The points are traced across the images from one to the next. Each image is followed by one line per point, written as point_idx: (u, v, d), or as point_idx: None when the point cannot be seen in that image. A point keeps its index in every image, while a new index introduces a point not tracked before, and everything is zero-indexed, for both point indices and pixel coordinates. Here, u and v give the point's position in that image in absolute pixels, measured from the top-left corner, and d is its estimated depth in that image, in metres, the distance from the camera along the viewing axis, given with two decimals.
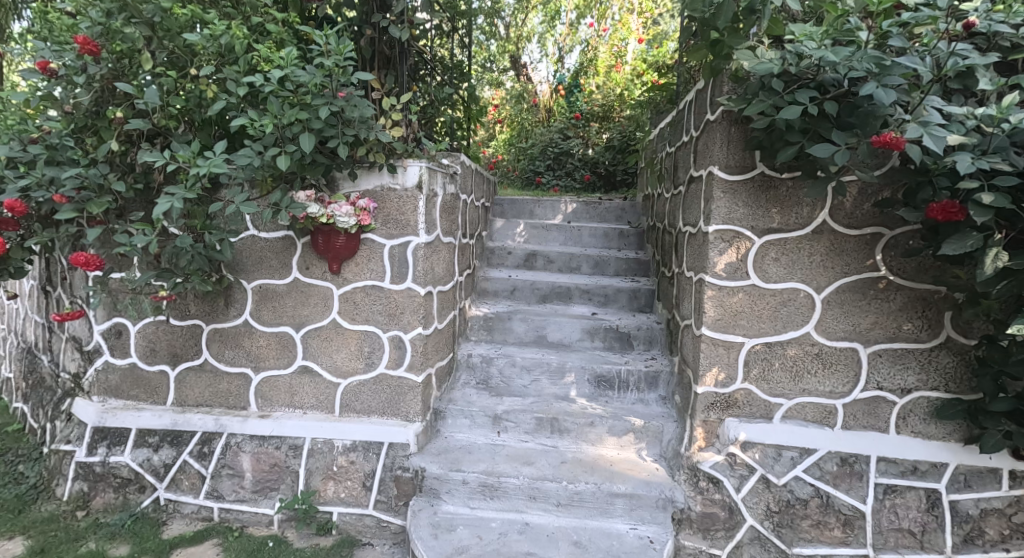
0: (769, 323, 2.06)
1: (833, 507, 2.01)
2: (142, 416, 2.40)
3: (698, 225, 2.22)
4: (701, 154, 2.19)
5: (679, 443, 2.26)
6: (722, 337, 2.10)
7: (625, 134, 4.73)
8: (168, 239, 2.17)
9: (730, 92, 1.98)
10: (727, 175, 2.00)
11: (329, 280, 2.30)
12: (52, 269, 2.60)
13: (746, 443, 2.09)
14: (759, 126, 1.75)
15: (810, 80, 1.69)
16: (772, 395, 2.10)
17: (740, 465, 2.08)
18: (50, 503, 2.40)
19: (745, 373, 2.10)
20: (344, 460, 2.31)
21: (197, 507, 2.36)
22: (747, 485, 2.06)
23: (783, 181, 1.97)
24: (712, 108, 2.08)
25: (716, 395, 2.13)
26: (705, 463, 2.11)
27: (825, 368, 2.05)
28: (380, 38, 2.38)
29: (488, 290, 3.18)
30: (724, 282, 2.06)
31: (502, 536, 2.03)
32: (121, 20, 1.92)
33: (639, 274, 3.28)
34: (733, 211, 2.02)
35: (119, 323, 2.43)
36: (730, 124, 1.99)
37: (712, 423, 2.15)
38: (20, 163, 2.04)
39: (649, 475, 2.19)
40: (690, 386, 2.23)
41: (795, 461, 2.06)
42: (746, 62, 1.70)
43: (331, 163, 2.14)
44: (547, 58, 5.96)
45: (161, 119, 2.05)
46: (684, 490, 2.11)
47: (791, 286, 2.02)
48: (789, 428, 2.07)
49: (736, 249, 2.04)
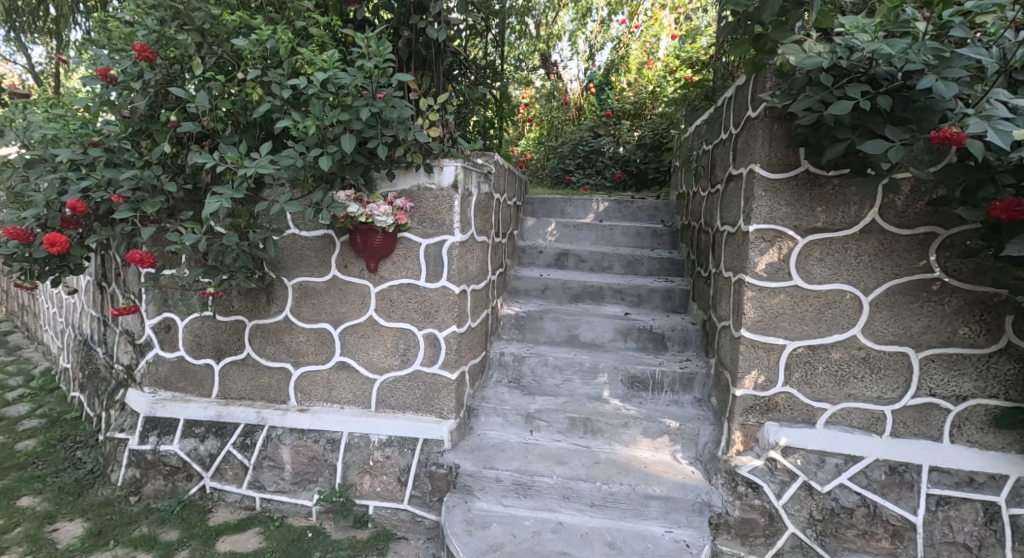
0: (812, 325, 2.01)
1: (881, 517, 1.96)
2: (189, 407, 2.49)
3: (737, 225, 2.18)
4: (740, 151, 2.16)
5: (715, 447, 2.23)
6: (761, 339, 2.06)
7: (657, 132, 4.71)
8: (216, 237, 2.24)
9: (773, 88, 1.94)
10: (769, 173, 1.97)
11: (367, 278, 2.35)
12: (107, 266, 2.72)
13: (787, 449, 2.05)
14: (806, 122, 1.71)
15: (861, 74, 1.65)
16: (814, 400, 2.05)
17: (781, 470, 2.04)
18: (105, 488, 2.52)
19: (786, 376, 2.06)
20: (380, 454, 2.36)
21: (240, 496, 2.44)
22: (788, 491, 2.02)
23: (829, 179, 1.92)
24: (753, 105, 2.04)
25: (756, 399, 2.09)
26: (744, 467, 2.08)
27: (872, 373, 1.99)
28: (417, 39, 2.40)
29: (519, 289, 3.18)
30: (764, 283, 2.02)
31: (536, 534, 2.04)
32: (175, 28, 2.01)
33: (672, 274, 3.24)
34: (776, 211, 1.98)
35: (168, 318, 2.53)
36: (773, 121, 1.95)
37: (752, 427, 2.11)
38: (82, 165, 2.15)
39: (685, 478, 2.17)
40: (728, 389, 2.19)
41: (839, 468, 2.01)
42: (792, 56, 1.67)
43: (370, 163, 2.17)
44: (578, 56, 5.86)
45: (210, 121, 2.13)
46: (722, 494, 2.08)
47: (836, 288, 1.97)
48: (832, 433, 2.02)
49: (778, 249, 1.99)
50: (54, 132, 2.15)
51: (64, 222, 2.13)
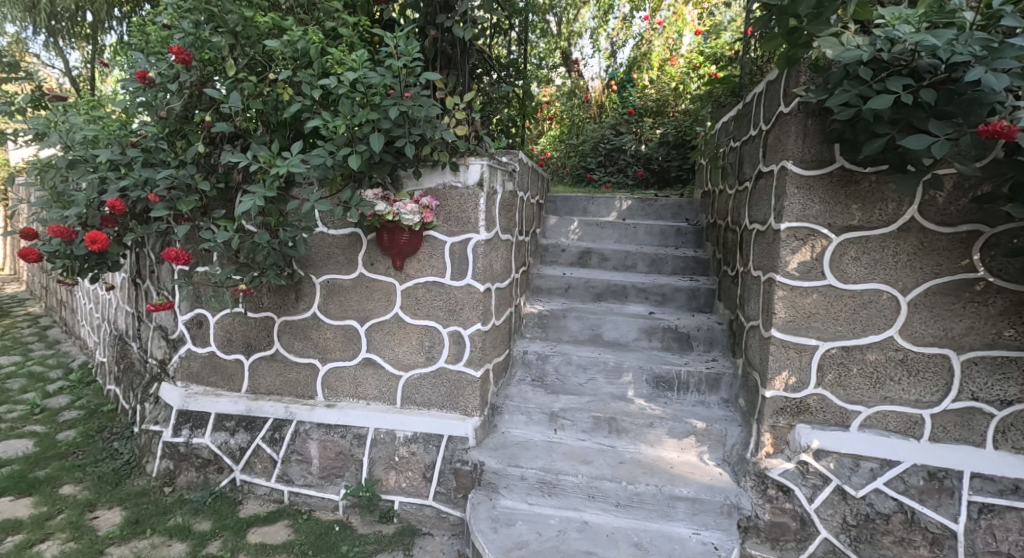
0: (846, 325, 1.97)
1: (919, 525, 1.91)
2: (219, 401, 2.54)
3: (768, 222, 2.14)
4: (771, 148, 2.12)
5: (744, 448, 2.20)
6: (792, 340, 2.02)
7: (680, 129, 4.65)
8: (246, 235, 2.28)
9: (808, 82, 1.90)
10: (801, 169, 1.93)
11: (393, 276, 2.37)
12: (142, 263, 2.79)
13: (820, 452, 2.01)
14: (843, 117, 1.67)
15: (903, 67, 1.60)
16: (848, 403, 2.00)
17: (813, 474, 2.01)
18: (141, 478, 2.59)
19: (819, 378, 2.02)
20: (404, 450, 2.38)
21: (269, 489, 2.48)
22: (820, 496, 1.99)
23: (865, 176, 1.88)
24: (786, 100, 2.00)
25: (786, 400, 2.06)
26: (774, 470, 2.05)
27: (910, 376, 1.94)
28: (443, 38, 2.40)
29: (541, 287, 3.17)
30: (796, 282, 1.99)
31: (561, 534, 2.03)
32: (209, 30, 2.05)
33: (698, 272, 3.20)
34: (808, 208, 1.94)
35: (200, 314, 2.58)
36: (806, 116, 1.91)
37: (782, 429, 2.07)
38: (120, 165, 2.21)
39: (712, 480, 2.15)
40: (758, 390, 2.16)
41: (875, 473, 1.97)
42: (829, 50, 1.64)
43: (397, 163, 2.19)
44: (600, 53, 5.82)
45: (242, 121, 2.17)
46: (752, 497, 2.05)
47: (873, 287, 1.93)
48: (865, 437, 1.98)
49: (810, 247, 1.96)
50: (94, 133, 2.22)
51: (103, 221, 2.19)
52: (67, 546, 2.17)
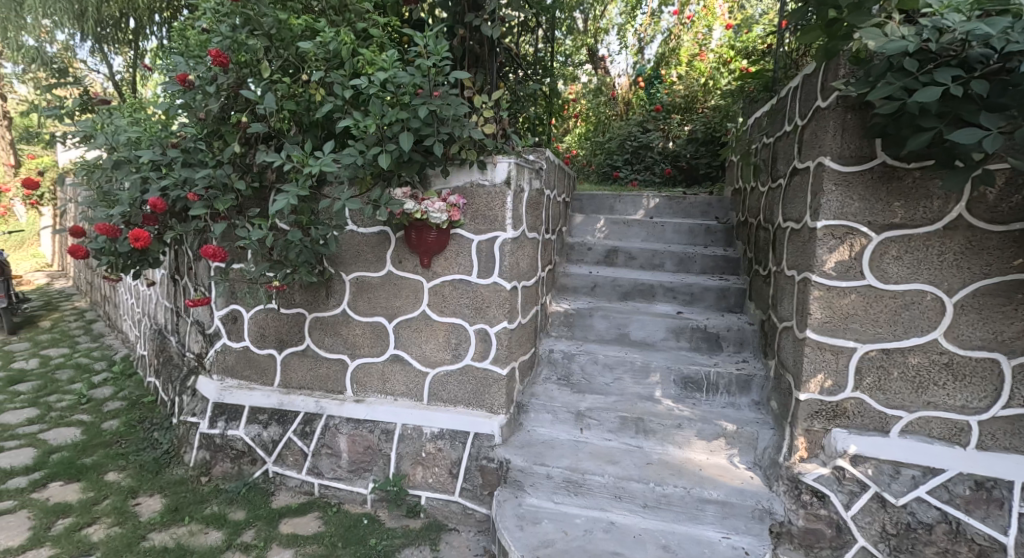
0: (886, 327, 1.92)
1: (965, 536, 1.85)
2: (254, 395, 2.62)
3: (803, 221, 2.11)
4: (807, 144, 2.08)
5: (776, 452, 2.16)
6: (828, 341, 1.99)
7: (709, 126, 4.59)
8: (280, 233, 2.34)
9: (847, 76, 1.85)
10: (840, 165, 1.89)
11: (421, 274, 2.40)
12: (180, 260, 2.89)
13: (857, 457, 1.97)
14: (886, 111, 1.63)
15: (952, 58, 1.56)
16: (888, 407, 1.96)
17: (850, 480, 1.97)
18: (180, 468, 2.68)
19: (857, 381, 1.97)
20: (431, 446, 2.40)
21: (300, 482, 2.54)
22: (858, 502, 1.95)
23: (909, 172, 1.83)
24: (823, 94, 1.96)
25: (822, 403, 2.02)
26: (808, 475, 2.02)
27: (956, 381, 1.89)
28: (471, 36, 2.42)
29: (568, 286, 3.17)
30: (833, 282, 1.95)
31: (587, 533, 2.03)
32: (246, 33, 2.11)
33: (728, 272, 3.15)
34: (847, 206, 1.91)
35: (235, 309, 2.65)
36: (846, 111, 1.87)
37: (817, 433, 2.04)
38: (162, 166, 2.28)
39: (742, 483, 2.12)
40: (791, 392, 2.12)
41: (917, 481, 1.92)
42: (872, 42, 1.60)
43: (425, 161, 2.22)
44: (627, 50, 5.79)
45: (277, 122, 2.22)
46: (784, 502, 2.02)
47: (916, 288, 1.88)
48: (906, 443, 1.93)
49: (849, 246, 1.92)
50: (137, 135, 2.30)
51: (144, 219, 2.27)
52: (112, 531, 2.25)
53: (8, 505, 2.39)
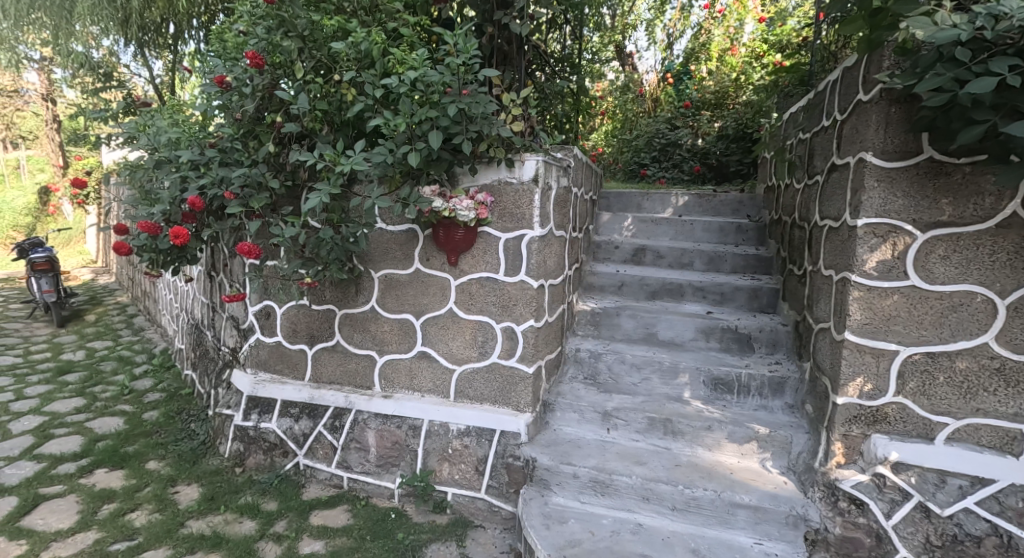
0: (931, 330, 1.86)
1: (1016, 550, 1.77)
2: (286, 388, 2.67)
3: (842, 219, 2.05)
4: (847, 139, 2.03)
5: (812, 457, 2.11)
6: (869, 344, 1.93)
7: (741, 122, 4.50)
8: (312, 231, 2.39)
9: (892, 67, 1.80)
10: (883, 161, 1.84)
11: (448, 272, 2.41)
12: (216, 257, 2.97)
13: (899, 465, 1.90)
14: (934, 103, 1.57)
15: (1008, 46, 1.50)
16: (933, 413, 1.89)
17: (891, 488, 1.90)
18: (215, 458, 2.75)
19: (899, 386, 1.91)
20: (458, 443, 2.42)
21: (330, 475, 2.59)
22: (899, 512, 1.89)
23: (959, 168, 1.77)
24: (865, 87, 1.91)
25: (861, 408, 1.97)
26: (846, 482, 1.96)
27: (1008, 387, 1.81)
28: (499, 34, 2.43)
29: (595, 284, 3.15)
30: (874, 282, 1.90)
31: (614, 534, 2.01)
32: (280, 35, 2.16)
33: (760, 271, 3.09)
34: (890, 203, 1.85)
35: (268, 305, 2.71)
36: (890, 104, 1.82)
37: (855, 439, 1.99)
38: (200, 165, 2.35)
39: (775, 488, 2.08)
40: (828, 396, 2.07)
41: (965, 491, 1.84)
42: (920, 31, 1.55)
43: (454, 159, 2.23)
44: (655, 46, 5.73)
45: (309, 122, 2.26)
46: (820, 508, 1.97)
47: (965, 289, 1.81)
48: (953, 451, 1.85)
49: (891, 245, 1.86)
50: (177, 136, 2.38)
51: (184, 217, 2.34)
52: (153, 517, 2.33)
53: (57, 490, 2.49)
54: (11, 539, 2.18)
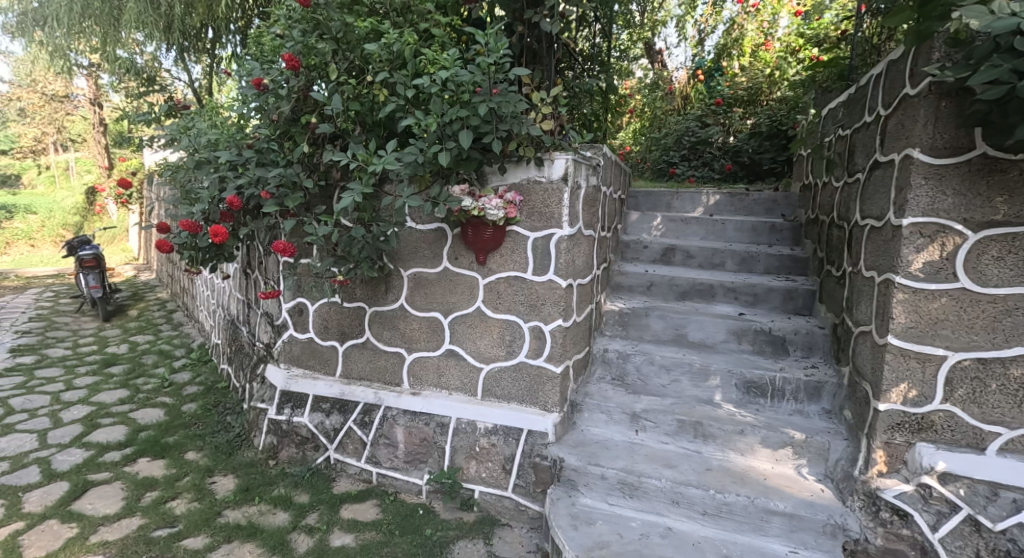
0: (983, 335, 1.80)
1: None
2: (317, 384, 2.72)
3: (885, 218, 1.99)
4: (892, 135, 1.97)
5: (851, 465, 2.06)
6: (913, 348, 1.87)
7: (774, 119, 4.40)
8: (344, 230, 2.43)
9: (942, 59, 1.74)
10: (931, 158, 1.78)
11: (476, 271, 2.43)
12: (252, 255, 3.05)
13: (945, 476, 1.84)
14: (990, 96, 1.51)
15: None
16: (984, 422, 1.83)
17: (938, 500, 1.84)
18: (250, 451, 2.82)
19: (947, 393, 1.85)
20: (485, 442, 2.43)
21: (360, 469, 2.63)
22: (946, 524, 1.82)
23: (1014, 164, 1.70)
24: (912, 81, 1.85)
25: (904, 415, 1.90)
26: (888, 491, 1.91)
27: None
28: (529, 33, 2.43)
29: (623, 284, 3.12)
30: (921, 284, 1.84)
31: (643, 537, 1.98)
32: (315, 38, 2.21)
33: (794, 272, 3.03)
34: (938, 201, 1.79)
35: (301, 302, 2.77)
36: (939, 98, 1.76)
37: (898, 447, 1.92)
38: (238, 166, 2.41)
39: (811, 496, 2.03)
40: (869, 403, 2.01)
41: (1018, 505, 1.77)
42: (974, 21, 1.49)
43: (483, 159, 2.24)
44: (686, 42, 5.67)
45: (342, 122, 2.30)
46: (860, 519, 1.92)
47: (1020, 293, 1.75)
48: (1006, 462, 1.79)
49: (939, 245, 1.80)
50: (216, 137, 2.45)
51: (222, 216, 2.41)
52: (192, 506, 2.40)
53: (104, 477, 2.59)
54: (63, 522, 2.28)
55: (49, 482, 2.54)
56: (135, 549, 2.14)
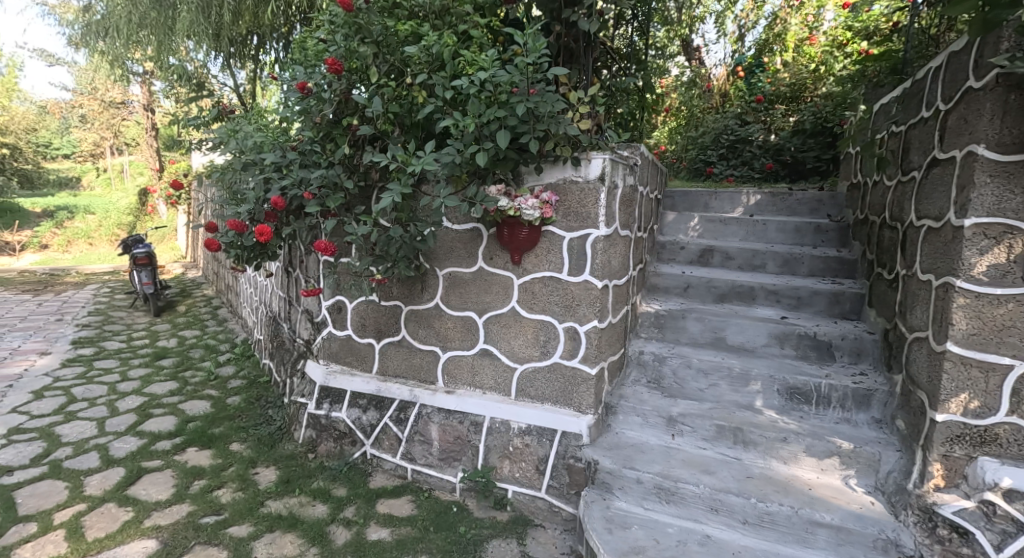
0: None
1: None
2: (354, 380, 2.77)
3: (944, 218, 1.92)
4: (952, 131, 1.90)
5: (904, 478, 1.98)
6: (975, 357, 1.79)
7: (819, 116, 4.30)
8: (382, 230, 2.47)
9: (1012, 49, 1.68)
10: (997, 154, 1.72)
11: (512, 271, 2.43)
12: (293, 254, 3.14)
13: (1010, 493, 1.74)
14: None
15: None
16: None
17: (1001, 518, 1.74)
18: (290, 444, 2.90)
19: (1013, 405, 1.76)
20: (519, 442, 2.43)
21: (395, 465, 2.67)
22: (1012, 545, 1.70)
23: None
24: (976, 73, 1.79)
25: (965, 427, 1.83)
26: (947, 507, 1.82)
27: None
28: (566, 32, 2.43)
29: (659, 286, 3.08)
30: (984, 288, 1.76)
31: (680, 544, 1.94)
32: (357, 42, 2.26)
33: (840, 275, 2.93)
34: (1005, 200, 1.72)
35: (340, 300, 2.83)
36: (1007, 91, 1.70)
37: (957, 461, 1.84)
38: (282, 167, 2.48)
39: (861, 508, 1.97)
40: (926, 414, 1.94)
41: None
42: None
43: (520, 159, 2.25)
44: (726, 38, 5.56)
45: (382, 124, 2.35)
46: (914, 534, 1.86)
47: None
48: None
49: (1005, 248, 1.73)
50: (261, 140, 2.53)
51: (266, 216, 2.47)
52: (237, 495, 2.48)
53: (156, 464, 2.70)
54: (119, 506, 2.38)
55: (107, 467, 2.67)
56: (184, 535, 2.22)
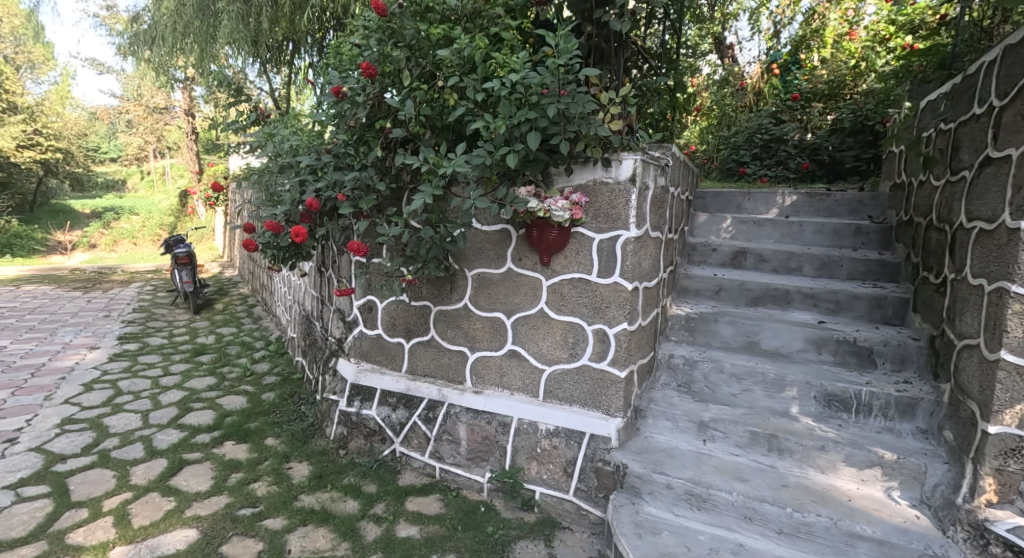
0: None
1: None
2: (384, 379, 2.81)
3: (998, 219, 1.85)
4: (1009, 128, 1.83)
5: (953, 491, 1.91)
6: None
7: (858, 114, 4.18)
8: (413, 231, 2.50)
9: None
10: None
11: (540, 272, 2.43)
12: (326, 254, 3.20)
13: None
14: None
15: None
16: None
17: None
18: (322, 440, 2.95)
19: None
20: (547, 443, 2.43)
21: (424, 464, 2.69)
22: None
23: None
24: None
25: (1020, 440, 1.75)
26: (1000, 524, 1.76)
27: None
28: (597, 33, 2.42)
29: (689, 288, 3.04)
30: None
31: (713, 552, 1.92)
32: (390, 46, 2.30)
33: (880, 278, 2.85)
34: None
35: (371, 299, 2.87)
36: None
37: (1011, 476, 1.77)
38: (318, 169, 2.54)
39: (905, 522, 1.91)
40: (978, 425, 1.87)
41: None
42: None
43: (550, 160, 2.25)
44: (761, 35, 5.46)
45: (414, 126, 2.38)
46: (963, 550, 1.80)
47: None
48: None
49: None
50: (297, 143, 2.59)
51: (301, 217, 2.53)
52: (272, 488, 2.54)
53: (196, 457, 2.78)
54: (163, 495, 2.46)
55: (151, 458, 2.76)
56: (223, 526, 2.29)
